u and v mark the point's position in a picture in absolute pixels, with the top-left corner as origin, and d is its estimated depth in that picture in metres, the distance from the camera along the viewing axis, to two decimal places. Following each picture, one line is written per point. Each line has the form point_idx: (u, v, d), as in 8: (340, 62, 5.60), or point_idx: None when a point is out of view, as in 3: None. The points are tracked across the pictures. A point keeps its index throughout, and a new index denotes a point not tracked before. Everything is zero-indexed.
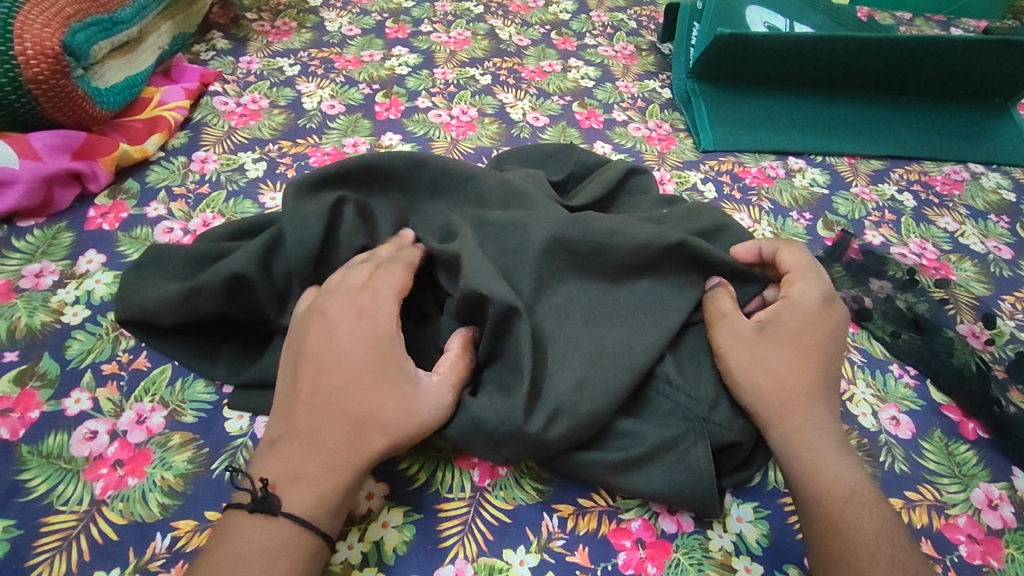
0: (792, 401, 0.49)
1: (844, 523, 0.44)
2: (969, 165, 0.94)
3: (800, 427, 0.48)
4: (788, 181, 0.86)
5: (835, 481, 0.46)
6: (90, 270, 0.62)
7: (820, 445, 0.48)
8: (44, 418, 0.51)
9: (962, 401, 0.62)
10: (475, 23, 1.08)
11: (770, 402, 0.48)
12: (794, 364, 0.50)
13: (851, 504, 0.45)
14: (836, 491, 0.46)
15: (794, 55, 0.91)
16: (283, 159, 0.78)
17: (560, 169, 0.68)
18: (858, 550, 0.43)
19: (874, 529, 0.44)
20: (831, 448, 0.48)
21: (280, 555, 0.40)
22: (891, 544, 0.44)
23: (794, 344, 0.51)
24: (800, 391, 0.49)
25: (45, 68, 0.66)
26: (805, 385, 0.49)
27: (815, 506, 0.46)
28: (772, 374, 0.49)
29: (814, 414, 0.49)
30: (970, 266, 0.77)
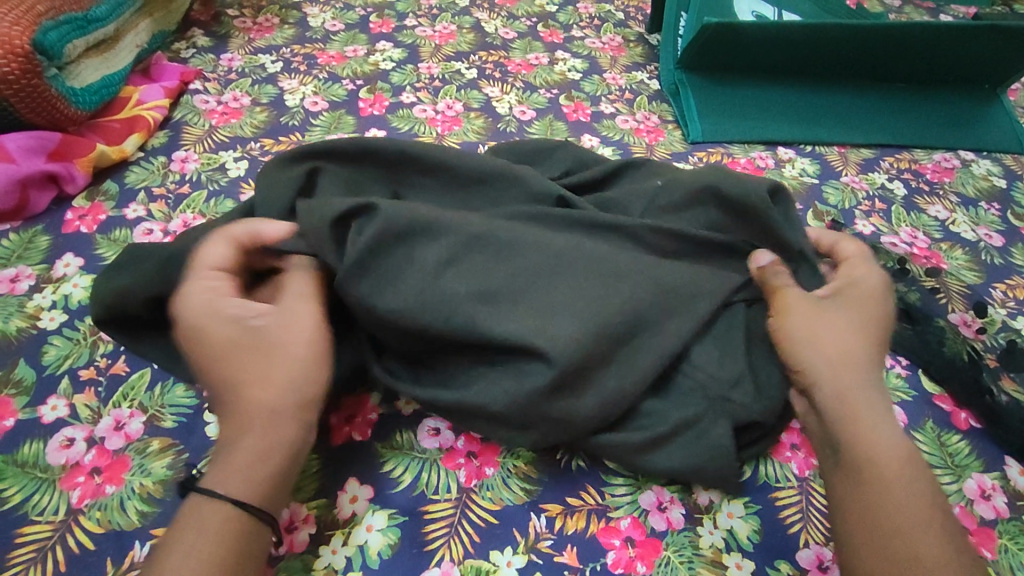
0: (850, 369, 0.48)
1: (897, 485, 0.43)
2: (959, 153, 0.93)
3: (854, 394, 0.47)
4: (778, 171, 0.86)
5: (889, 448, 0.45)
6: (67, 274, 0.61)
7: (879, 410, 0.46)
8: (19, 426, 0.50)
9: (954, 391, 0.61)
10: (461, 16, 1.06)
11: (827, 363, 0.48)
12: (852, 337, 0.49)
13: (907, 470, 0.44)
14: (886, 456, 0.44)
15: (781, 44, 0.90)
16: (265, 157, 0.77)
17: (555, 165, 0.67)
18: (908, 516, 0.42)
19: (921, 497, 0.43)
20: (880, 413, 0.46)
21: (211, 532, 0.39)
22: (941, 515, 0.42)
23: (853, 319, 0.50)
24: (864, 360, 0.48)
25: (16, 68, 0.65)
26: (867, 354, 0.49)
27: (867, 466, 0.44)
28: (824, 346, 0.49)
29: (873, 383, 0.48)
30: (961, 254, 0.77)
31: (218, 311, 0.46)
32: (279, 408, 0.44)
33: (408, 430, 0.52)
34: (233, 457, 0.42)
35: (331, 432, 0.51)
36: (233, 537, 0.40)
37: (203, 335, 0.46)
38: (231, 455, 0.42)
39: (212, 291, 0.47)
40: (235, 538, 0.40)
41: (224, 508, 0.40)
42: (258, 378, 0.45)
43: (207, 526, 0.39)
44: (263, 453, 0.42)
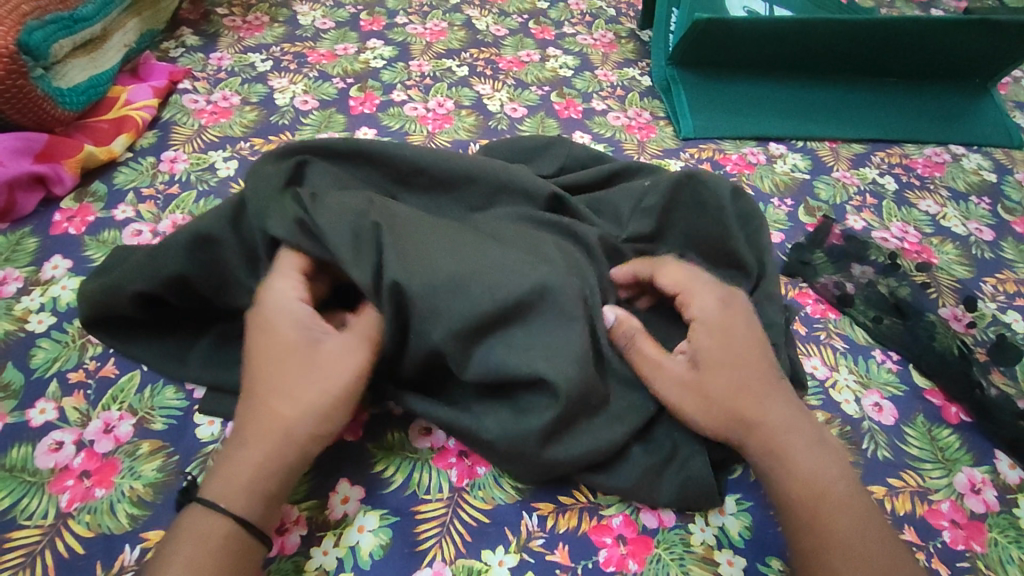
0: (748, 411, 0.47)
1: (819, 519, 0.44)
2: (950, 147, 0.93)
3: (769, 433, 0.47)
4: (769, 167, 0.86)
5: (802, 481, 0.45)
6: (55, 276, 0.61)
7: (787, 445, 0.47)
8: (7, 430, 0.50)
9: (944, 385, 0.62)
10: (452, 13, 1.06)
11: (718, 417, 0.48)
12: (732, 373, 0.49)
13: (825, 500, 0.44)
14: (816, 489, 0.45)
15: (772, 39, 0.90)
16: (255, 157, 0.76)
17: (551, 161, 0.67)
18: (836, 548, 0.42)
19: (856, 527, 0.43)
20: (802, 445, 0.47)
21: (213, 548, 0.39)
22: (868, 538, 0.43)
23: (732, 353, 0.49)
24: (755, 401, 0.48)
25: (1, 68, 0.64)
26: (753, 392, 0.48)
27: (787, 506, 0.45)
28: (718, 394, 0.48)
29: (773, 420, 0.47)
30: (952, 249, 0.77)
31: (288, 316, 0.47)
32: (293, 418, 0.44)
33: (399, 430, 0.52)
34: (241, 471, 0.42)
35: None
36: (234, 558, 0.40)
37: (266, 330, 0.47)
38: (238, 465, 0.42)
39: (291, 295, 0.48)
40: (236, 555, 0.40)
41: (228, 525, 0.40)
42: (291, 387, 0.45)
43: (210, 542, 0.40)
44: (268, 467, 0.43)
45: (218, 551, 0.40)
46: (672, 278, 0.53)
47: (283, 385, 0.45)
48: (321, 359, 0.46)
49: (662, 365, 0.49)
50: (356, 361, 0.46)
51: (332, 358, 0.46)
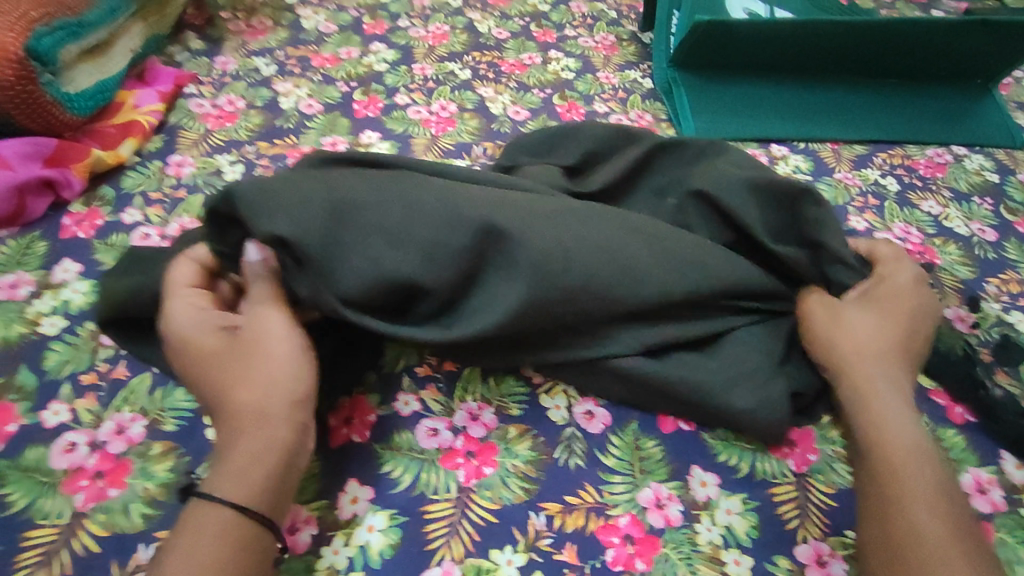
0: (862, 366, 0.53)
1: (906, 471, 0.47)
2: (952, 148, 0.94)
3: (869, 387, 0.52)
4: (772, 168, 0.86)
5: (897, 432, 0.49)
6: (66, 280, 0.61)
7: (890, 398, 0.51)
8: (22, 432, 0.50)
9: (949, 386, 0.62)
10: (454, 17, 1.07)
11: (851, 350, 0.53)
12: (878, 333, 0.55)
13: (913, 455, 0.47)
14: (901, 445, 0.48)
15: (772, 41, 0.91)
16: (261, 160, 0.77)
17: (566, 155, 0.70)
18: (916, 496, 0.45)
19: (931, 488, 0.46)
20: (903, 406, 0.51)
21: (208, 535, 0.40)
22: (947, 497, 0.46)
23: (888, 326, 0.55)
24: (879, 351, 0.54)
25: (11, 74, 0.65)
26: (885, 342, 0.54)
27: (881, 450, 0.48)
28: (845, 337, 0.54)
29: (887, 371, 0.52)
30: (954, 250, 0.77)
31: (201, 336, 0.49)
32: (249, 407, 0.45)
33: (407, 431, 0.52)
34: (240, 460, 0.43)
35: (330, 434, 0.52)
36: (231, 538, 0.40)
37: (185, 356, 0.49)
38: (234, 454, 0.43)
39: (192, 308, 0.50)
40: (232, 542, 0.40)
41: (223, 512, 0.41)
42: (235, 376, 0.47)
43: (204, 528, 0.40)
44: (256, 459, 0.43)
45: (216, 539, 0.40)
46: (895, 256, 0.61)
47: (230, 379, 0.47)
48: (246, 339, 0.48)
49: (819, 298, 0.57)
50: (279, 323, 0.48)
51: (252, 335, 0.48)
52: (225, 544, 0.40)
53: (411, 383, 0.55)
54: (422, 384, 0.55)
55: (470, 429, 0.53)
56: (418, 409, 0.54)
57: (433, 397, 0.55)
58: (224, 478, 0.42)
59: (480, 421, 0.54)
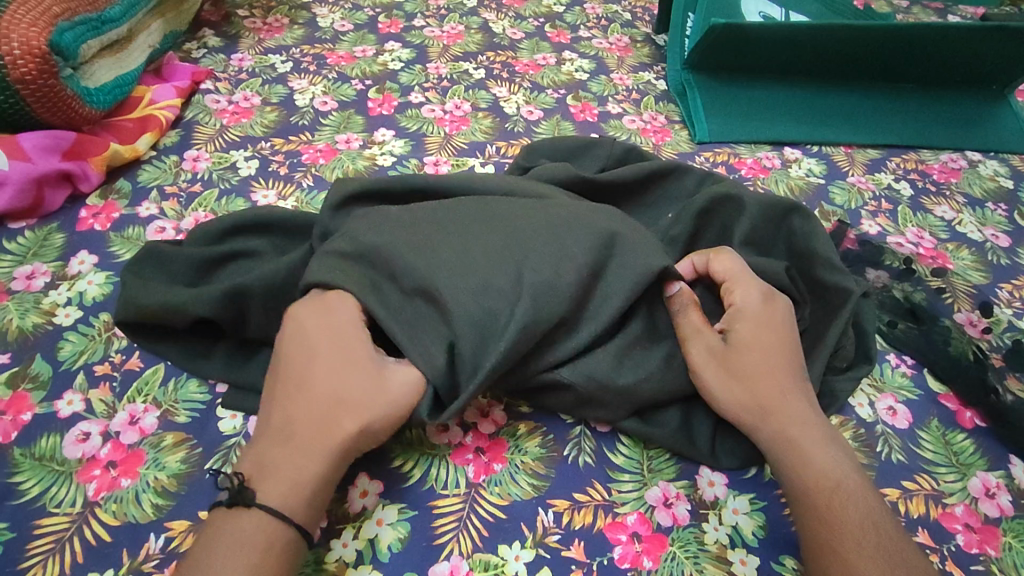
0: (765, 397, 0.49)
1: (833, 515, 0.44)
2: (966, 153, 0.93)
3: (786, 424, 0.48)
4: (784, 171, 0.86)
5: (815, 476, 0.46)
6: (82, 271, 0.62)
7: (803, 439, 0.48)
8: (36, 420, 0.51)
9: (959, 390, 0.62)
10: (469, 17, 1.07)
11: (743, 405, 0.49)
12: (754, 355, 0.51)
13: (839, 495, 0.45)
14: (824, 488, 0.45)
15: (787, 45, 0.91)
16: (275, 156, 0.78)
17: (591, 161, 0.73)
18: (846, 540, 0.43)
19: (863, 518, 0.44)
20: (818, 444, 0.48)
21: (259, 547, 0.40)
22: (880, 533, 0.43)
23: (749, 350, 0.51)
24: (780, 391, 0.50)
25: (32, 68, 0.66)
26: (780, 382, 0.50)
27: (804, 500, 0.45)
28: (730, 372, 0.50)
29: (794, 410, 0.49)
30: (968, 255, 0.77)
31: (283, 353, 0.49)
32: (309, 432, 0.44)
33: (417, 425, 0.53)
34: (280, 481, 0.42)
35: None
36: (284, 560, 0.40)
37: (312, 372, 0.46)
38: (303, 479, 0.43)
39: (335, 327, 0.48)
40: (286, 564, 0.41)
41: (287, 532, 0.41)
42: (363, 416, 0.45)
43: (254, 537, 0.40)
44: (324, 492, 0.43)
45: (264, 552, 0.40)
46: (727, 264, 0.56)
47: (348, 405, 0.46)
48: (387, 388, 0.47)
49: (698, 338, 0.52)
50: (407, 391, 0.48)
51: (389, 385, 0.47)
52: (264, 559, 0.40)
53: None
54: None
55: (479, 426, 0.53)
56: None
57: None
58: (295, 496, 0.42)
59: (490, 417, 0.54)
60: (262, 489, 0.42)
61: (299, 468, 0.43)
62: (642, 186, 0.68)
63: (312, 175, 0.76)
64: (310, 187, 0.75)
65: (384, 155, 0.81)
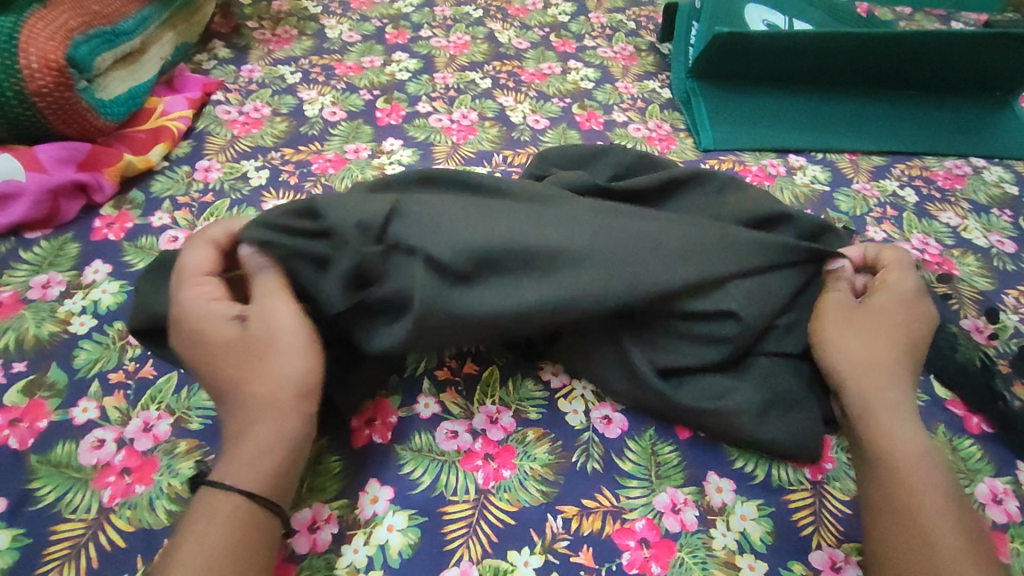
0: (876, 367, 0.53)
1: (913, 480, 0.47)
2: (971, 159, 0.94)
3: (871, 393, 0.52)
4: (789, 179, 0.87)
5: (905, 444, 0.49)
6: (96, 280, 0.63)
7: (896, 409, 0.51)
8: (52, 427, 0.52)
9: (966, 396, 0.62)
10: (475, 27, 1.08)
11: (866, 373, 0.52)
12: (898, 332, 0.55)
13: (922, 463, 0.48)
14: (898, 455, 0.49)
15: (791, 53, 0.92)
16: (285, 167, 0.79)
17: (602, 169, 0.74)
18: (925, 505, 0.46)
19: (933, 487, 0.47)
20: (894, 414, 0.51)
21: (221, 521, 0.42)
22: (952, 502, 0.47)
23: (891, 327, 0.55)
24: (884, 365, 0.53)
25: (49, 81, 0.67)
26: (882, 357, 0.53)
27: (889, 464, 0.49)
28: (855, 337, 0.54)
29: (893, 382, 0.52)
30: (973, 261, 0.77)
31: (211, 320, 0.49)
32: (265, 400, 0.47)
33: (427, 433, 0.53)
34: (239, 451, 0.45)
35: (353, 435, 0.53)
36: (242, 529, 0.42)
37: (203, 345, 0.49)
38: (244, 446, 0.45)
39: (205, 298, 0.50)
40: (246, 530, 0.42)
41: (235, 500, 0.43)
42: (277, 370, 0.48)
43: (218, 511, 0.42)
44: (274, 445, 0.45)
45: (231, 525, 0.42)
46: (895, 255, 0.59)
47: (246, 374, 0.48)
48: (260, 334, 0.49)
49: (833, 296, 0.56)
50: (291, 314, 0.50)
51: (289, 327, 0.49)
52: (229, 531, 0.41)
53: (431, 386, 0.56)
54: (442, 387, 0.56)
55: (489, 432, 0.54)
56: (438, 412, 0.55)
57: (452, 400, 0.56)
58: (241, 465, 0.44)
59: (499, 424, 0.54)
60: (218, 470, 0.44)
61: (251, 441, 0.45)
62: (653, 193, 0.68)
63: (321, 184, 0.77)
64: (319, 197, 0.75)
65: (391, 164, 0.82)
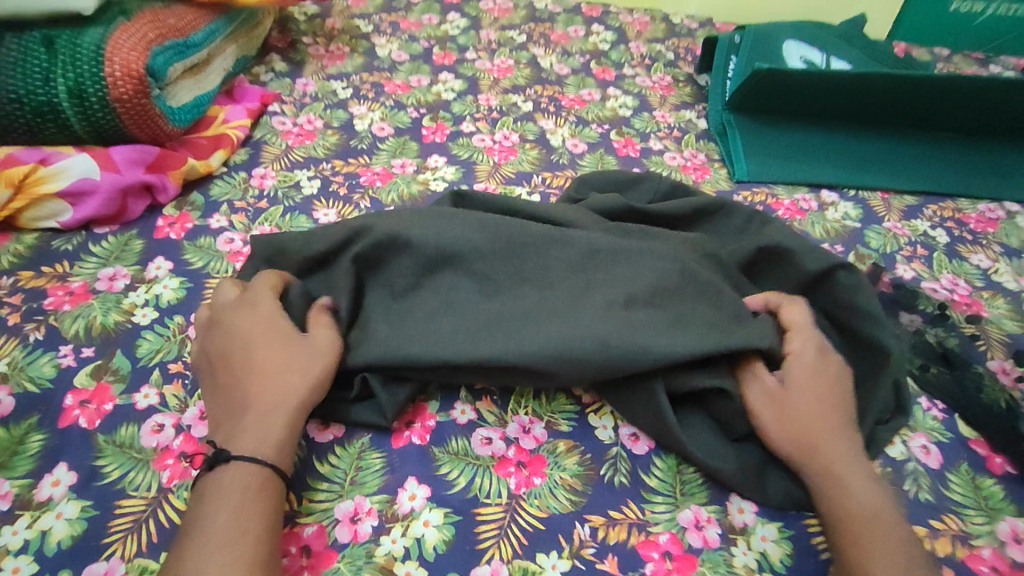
0: (818, 438, 0.52)
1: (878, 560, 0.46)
2: (1004, 204, 0.94)
3: (833, 466, 0.51)
4: (821, 214, 0.88)
5: (864, 521, 0.48)
6: (159, 276, 0.67)
7: (856, 483, 0.50)
8: (117, 410, 0.56)
9: (990, 437, 0.63)
10: (518, 52, 1.13)
11: (799, 451, 0.52)
12: (824, 365, 0.56)
13: (883, 540, 0.47)
14: (857, 533, 0.48)
15: (829, 91, 0.94)
16: (336, 178, 0.83)
17: (640, 194, 0.78)
18: None
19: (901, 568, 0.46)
20: (862, 488, 0.50)
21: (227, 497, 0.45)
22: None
23: (809, 383, 0.55)
24: (831, 441, 0.52)
25: (129, 88, 0.71)
26: (835, 431, 0.53)
27: (849, 539, 0.48)
28: (795, 412, 0.53)
29: (845, 455, 0.52)
30: (1003, 304, 0.78)
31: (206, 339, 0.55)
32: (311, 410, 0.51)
33: (463, 437, 0.56)
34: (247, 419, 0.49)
35: (393, 435, 0.56)
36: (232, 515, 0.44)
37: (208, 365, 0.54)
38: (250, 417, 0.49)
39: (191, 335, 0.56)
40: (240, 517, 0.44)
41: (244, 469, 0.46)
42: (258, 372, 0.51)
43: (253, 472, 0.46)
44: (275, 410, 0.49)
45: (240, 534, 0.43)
46: (792, 315, 0.58)
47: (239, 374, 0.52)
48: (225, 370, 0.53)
49: (755, 381, 0.55)
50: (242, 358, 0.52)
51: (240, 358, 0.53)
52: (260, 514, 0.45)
53: (468, 394, 0.59)
54: (477, 396, 0.59)
55: (521, 441, 0.56)
56: (473, 419, 0.57)
57: (488, 408, 0.58)
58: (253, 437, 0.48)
59: (531, 434, 0.57)
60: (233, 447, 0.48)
61: (260, 433, 0.48)
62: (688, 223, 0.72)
63: (369, 197, 0.81)
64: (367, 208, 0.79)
65: (436, 180, 0.85)
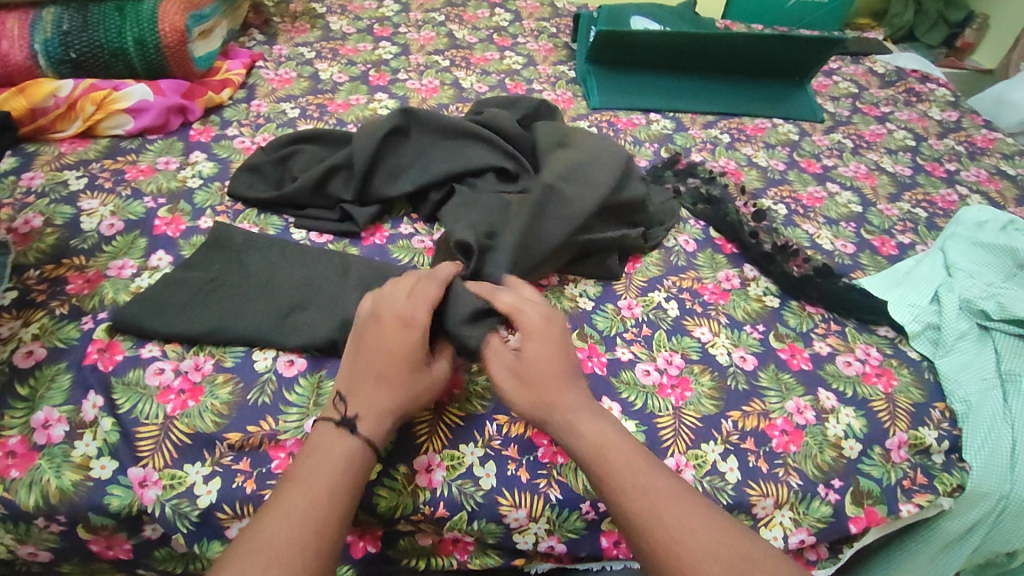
0: (558, 386, 0.68)
1: (616, 475, 0.62)
2: (773, 120, 1.38)
3: (564, 410, 0.67)
4: (647, 126, 1.30)
5: (604, 439, 0.65)
6: (198, 160, 1.03)
7: (584, 415, 0.67)
8: (190, 228, 0.92)
9: (726, 235, 1.04)
10: (439, 27, 1.51)
11: (526, 400, 0.68)
12: (546, 327, 0.71)
13: (613, 456, 0.63)
14: (603, 449, 0.64)
15: (651, 46, 1.36)
16: (310, 107, 1.19)
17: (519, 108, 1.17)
18: (622, 492, 0.61)
19: (635, 477, 0.62)
20: (593, 419, 0.67)
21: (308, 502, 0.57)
22: (661, 484, 0.62)
23: (533, 349, 0.70)
24: (558, 388, 0.68)
25: (175, 39, 1.07)
26: (565, 380, 0.69)
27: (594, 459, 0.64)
28: (533, 368, 0.69)
29: (572, 397, 0.68)
30: (754, 173, 1.21)
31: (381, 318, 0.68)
32: (438, 383, 0.70)
33: (406, 241, 0.96)
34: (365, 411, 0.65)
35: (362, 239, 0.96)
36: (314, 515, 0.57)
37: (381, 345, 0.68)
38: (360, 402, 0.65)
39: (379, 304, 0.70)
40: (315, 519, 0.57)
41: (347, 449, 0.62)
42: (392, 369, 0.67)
43: (337, 475, 0.60)
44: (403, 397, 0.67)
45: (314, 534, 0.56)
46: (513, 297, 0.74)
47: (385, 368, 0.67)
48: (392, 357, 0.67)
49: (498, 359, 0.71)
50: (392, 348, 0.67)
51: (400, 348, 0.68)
52: (353, 490, 0.61)
53: (409, 221, 1.00)
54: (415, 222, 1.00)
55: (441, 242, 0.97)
56: (412, 232, 0.98)
57: (422, 227, 0.99)
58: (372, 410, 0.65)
59: None
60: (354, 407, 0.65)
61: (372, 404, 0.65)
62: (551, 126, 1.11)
63: (335, 117, 1.17)
64: (335, 124, 1.16)
65: (382, 107, 1.22)
